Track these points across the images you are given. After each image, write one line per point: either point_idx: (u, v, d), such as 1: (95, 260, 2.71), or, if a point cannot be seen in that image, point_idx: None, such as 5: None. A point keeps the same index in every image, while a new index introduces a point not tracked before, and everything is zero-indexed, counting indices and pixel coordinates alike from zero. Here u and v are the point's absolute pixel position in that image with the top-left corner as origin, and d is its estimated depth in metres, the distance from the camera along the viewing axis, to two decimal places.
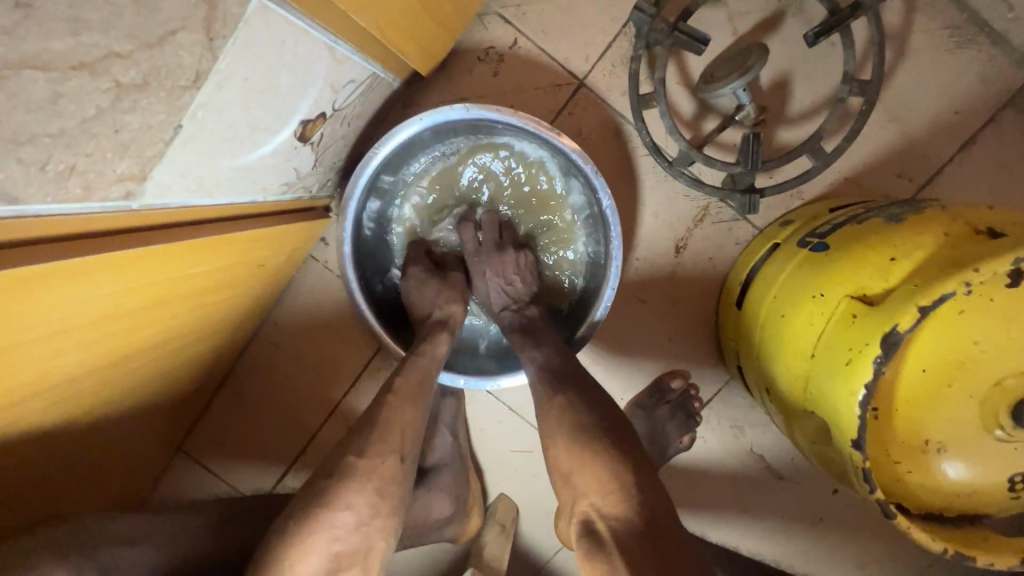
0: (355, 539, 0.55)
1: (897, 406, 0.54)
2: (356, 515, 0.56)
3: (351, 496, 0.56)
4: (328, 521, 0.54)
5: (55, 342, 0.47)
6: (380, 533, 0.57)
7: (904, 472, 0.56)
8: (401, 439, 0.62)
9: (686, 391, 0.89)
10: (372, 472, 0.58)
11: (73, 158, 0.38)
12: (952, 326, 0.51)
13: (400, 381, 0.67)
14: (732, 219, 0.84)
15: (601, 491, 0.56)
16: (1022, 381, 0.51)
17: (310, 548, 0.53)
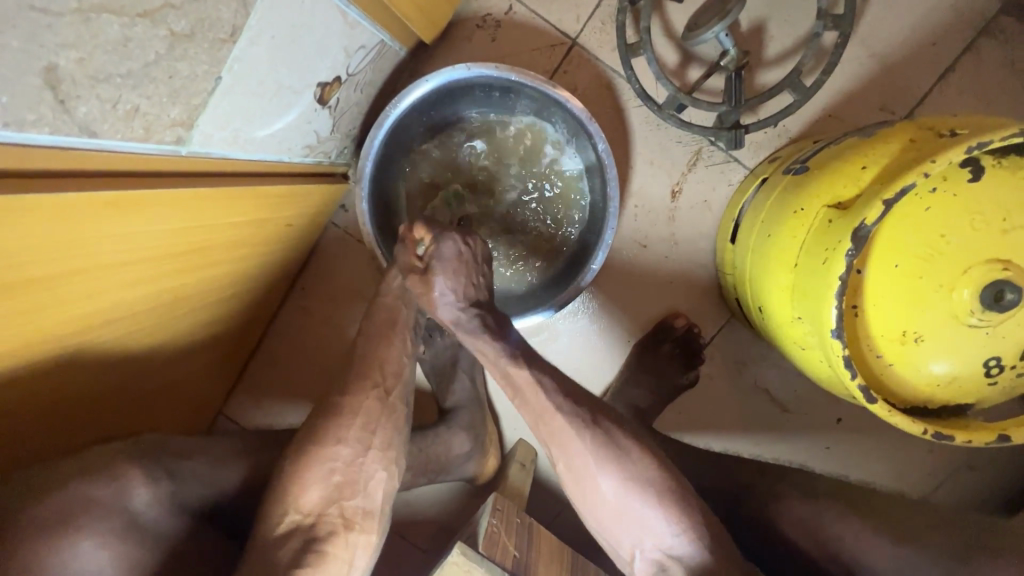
0: (352, 471, 0.61)
1: (875, 300, 0.58)
2: (350, 449, 0.62)
3: (343, 431, 0.62)
4: (325, 455, 0.60)
5: (126, 274, 0.55)
6: (377, 464, 0.63)
7: (886, 366, 0.60)
8: (382, 376, 0.67)
9: (690, 329, 0.94)
10: (360, 410, 0.64)
11: (138, 100, 0.46)
12: (920, 221, 0.56)
13: (369, 321, 0.71)
14: (724, 161, 0.89)
15: (661, 538, 0.59)
16: (987, 268, 0.55)
17: (308, 483, 0.59)
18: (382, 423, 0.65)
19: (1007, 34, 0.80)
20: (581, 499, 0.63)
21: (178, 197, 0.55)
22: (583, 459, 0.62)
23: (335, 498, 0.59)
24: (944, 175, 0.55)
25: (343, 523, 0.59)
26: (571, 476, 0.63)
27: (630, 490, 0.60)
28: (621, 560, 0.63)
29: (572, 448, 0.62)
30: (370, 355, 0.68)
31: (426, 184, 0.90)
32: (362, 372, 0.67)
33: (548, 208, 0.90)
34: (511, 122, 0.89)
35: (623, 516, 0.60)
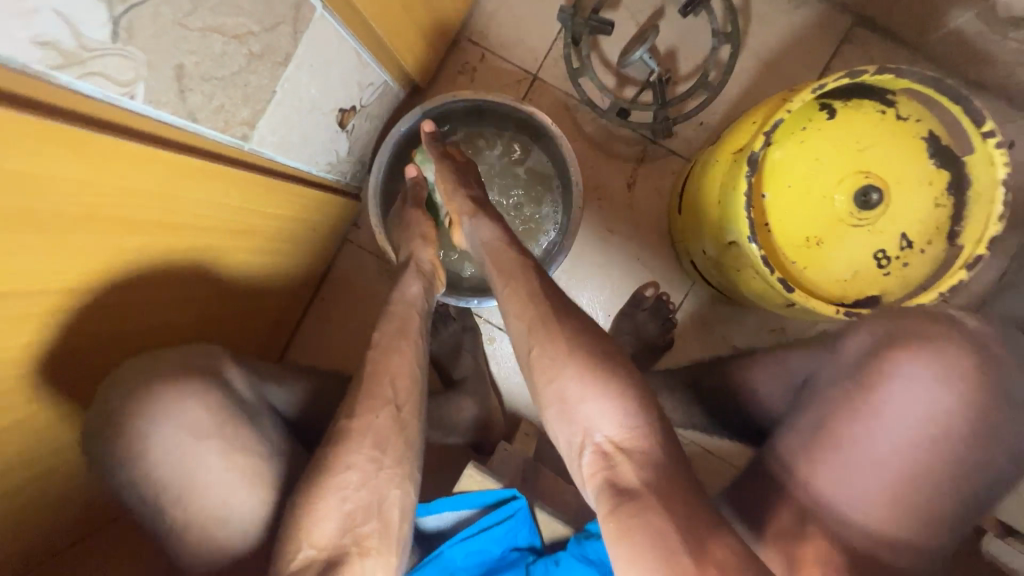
0: (365, 494, 0.64)
1: (779, 213, 0.75)
2: (360, 473, 0.65)
3: (352, 456, 0.65)
4: (337, 483, 0.64)
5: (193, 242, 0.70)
6: (390, 483, 0.66)
7: (798, 266, 0.76)
8: (391, 397, 0.70)
9: (658, 296, 1.08)
10: (370, 427, 0.67)
11: (224, 100, 0.65)
12: (798, 149, 0.75)
13: (379, 334, 0.76)
14: (666, 155, 1.09)
15: (615, 427, 0.59)
16: (853, 178, 0.73)
17: (323, 512, 0.62)
18: (394, 440, 0.68)
19: (864, 40, 1.05)
20: (539, 386, 0.65)
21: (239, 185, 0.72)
22: (553, 350, 0.64)
23: (347, 526, 0.62)
24: (809, 116, 0.75)
25: (357, 550, 0.62)
26: (539, 368, 0.65)
27: (590, 371, 0.62)
28: (570, 455, 0.61)
29: (541, 348, 0.66)
30: (380, 370, 0.71)
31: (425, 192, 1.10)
32: (384, 367, 0.72)
33: (524, 205, 1.10)
34: (486, 140, 1.10)
35: (579, 406, 0.61)
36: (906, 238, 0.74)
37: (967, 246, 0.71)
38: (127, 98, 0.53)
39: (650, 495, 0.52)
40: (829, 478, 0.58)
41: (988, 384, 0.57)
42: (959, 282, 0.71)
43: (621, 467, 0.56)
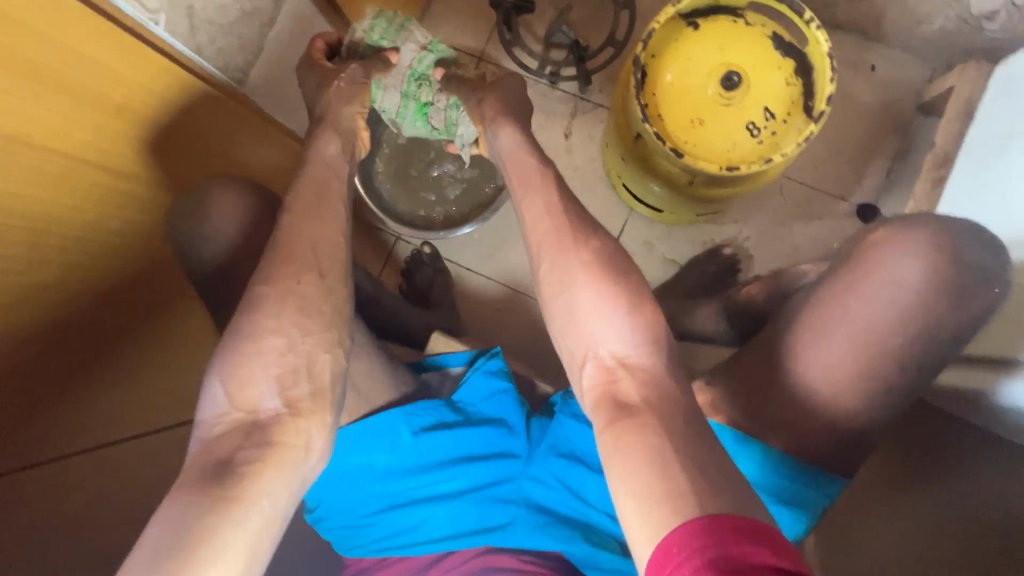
0: (290, 357, 0.65)
1: (664, 103, 0.95)
2: (284, 338, 0.65)
3: (272, 321, 0.66)
4: (255, 351, 0.65)
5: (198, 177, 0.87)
6: (319, 347, 0.67)
7: (687, 143, 0.94)
8: (311, 254, 0.71)
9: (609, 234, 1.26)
10: (289, 293, 0.68)
11: (221, 45, 0.86)
12: (671, 54, 0.95)
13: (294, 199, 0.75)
14: (594, 107, 1.30)
15: (621, 348, 0.63)
16: (716, 69, 0.93)
17: (248, 376, 0.64)
18: (318, 303, 0.69)
19: None
20: (545, 310, 0.69)
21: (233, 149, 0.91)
22: (568, 265, 0.67)
23: (279, 389, 0.64)
24: (679, 29, 0.96)
25: (290, 411, 0.64)
26: (551, 279, 0.67)
27: (594, 292, 0.65)
28: (571, 363, 0.66)
29: (554, 266, 0.68)
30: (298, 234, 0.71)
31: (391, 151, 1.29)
32: (297, 239, 0.71)
33: None
34: None
35: (586, 322, 0.64)
36: (769, 111, 0.93)
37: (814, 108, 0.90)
38: (153, 22, 0.74)
39: (650, 414, 0.58)
40: (807, 348, 0.75)
41: (948, 300, 0.71)
42: (811, 134, 0.89)
43: (620, 384, 0.61)
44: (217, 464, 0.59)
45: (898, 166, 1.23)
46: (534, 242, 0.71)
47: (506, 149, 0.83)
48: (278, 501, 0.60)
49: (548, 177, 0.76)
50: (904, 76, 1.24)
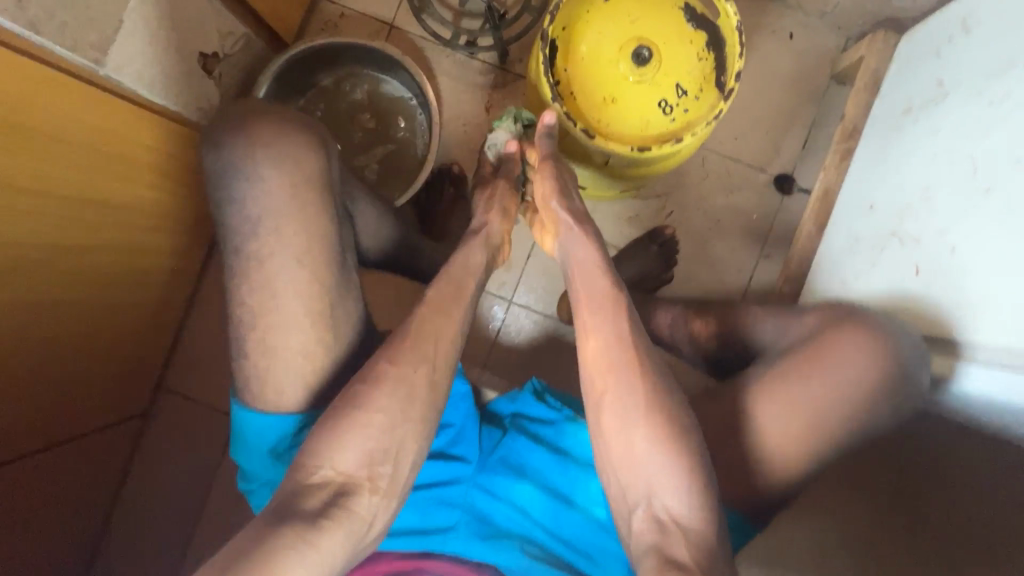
0: (386, 439, 0.69)
1: (576, 82, 0.91)
2: (386, 418, 0.69)
3: (379, 402, 0.69)
4: (362, 422, 0.68)
5: (264, 134, 0.70)
6: (409, 438, 0.70)
7: (602, 122, 0.91)
8: (433, 349, 0.74)
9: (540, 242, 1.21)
10: (411, 385, 0.71)
11: (65, 19, 0.73)
12: (580, 27, 0.91)
13: (435, 291, 0.79)
14: (516, 79, 1.24)
15: (676, 503, 0.64)
16: (627, 43, 0.90)
17: (346, 444, 0.67)
18: (416, 405, 0.71)
19: None
20: (601, 423, 0.68)
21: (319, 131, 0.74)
22: (631, 403, 0.67)
23: (365, 463, 0.67)
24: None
25: (369, 485, 0.67)
26: (613, 413, 0.67)
27: (660, 438, 0.65)
28: (623, 500, 0.67)
29: (620, 380, 0.68)
30: (427, 329, 0.75)
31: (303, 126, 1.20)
32: (421, 336, 0.74)
33: (398, 136, 1.23)
34: (356, 80, 1.21)
35: (649, 466, 0.65)
36: (681, 87, 0.91)
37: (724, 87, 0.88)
38: None
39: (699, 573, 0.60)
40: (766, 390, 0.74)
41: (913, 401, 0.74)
42: (720, 113, 0.89)
43: (669, 539, 0.63)
44: (299, 518, 0.63)
45: (813, 135, 1.25)
46: (588, 378, 0.70)
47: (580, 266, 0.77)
48: (333, 560, 0.63)
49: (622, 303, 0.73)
50: (820, 43, 1.24)
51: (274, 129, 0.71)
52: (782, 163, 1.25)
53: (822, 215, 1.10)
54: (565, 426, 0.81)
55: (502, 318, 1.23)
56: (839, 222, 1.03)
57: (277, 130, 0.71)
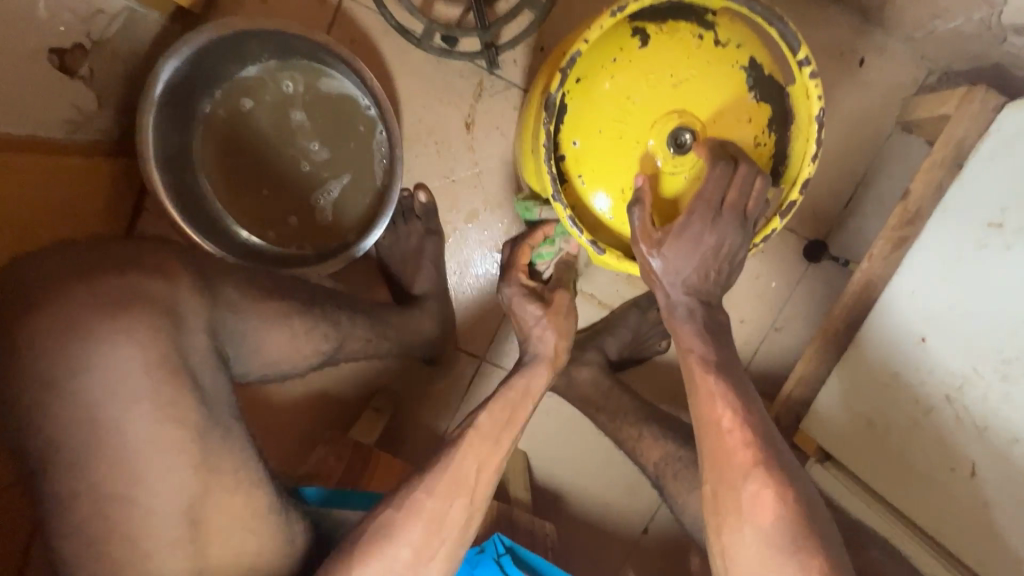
0: (410, 574, 0.54)
1: (587, 165, 0.68)
2: (415, 549, 0.54)
3: (410, 531, 0.55)
4: (390, 553, 0.54)
5: (94, 306, 0.48)
6: (439, 570, 0.55)
7: (616, 221, 0.69)
8: (474, 483, 0.59)
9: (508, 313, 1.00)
10: (443, 520, 0.56)
11: None
12: (599, 89, 0.66)
13: (486, 416, 0.66)
14: (505, 86, 0.95)
15: None
16: (664, 119, 0.65)
17: (368, 573, 0.52)
18: (450, 529, 0.56)
19: None
20: (737, 571, 0.49)
21: (172, 297, 0.52)
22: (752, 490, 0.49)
23: None
24: (618, 47, 0.65)
25: None
26: (724, 484, 0.50)
27: (781, 542, 0.47)
28: None
29: (743, 488, 0.50)
30: (462, 459, 0.60)
31: (221, 135, 0.88)
32: (461, 470, 0.59)
33: (348, 155, 0.89)
34: (291, 73, 0.87)
35: None
36: None
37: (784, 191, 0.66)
38: None
39: None
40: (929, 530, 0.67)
41: None
42: (774, 231, 0.67)
43: None
44: None
45: (860, 195, 1.01)
46: (706, 456, 0.52)
47: (695, 271, 0.61)
48: None
49: (749, 393, 0.55)
50: (894, 76, 0.98)
51: (111, 302, 0.49)
52: (815, 224, 1.04)
53: (857, 313, 0.90)
54: None
55: (472, 375, 1.00)
56: (844, 366, 0.83)
57: (100, 305, 0.48)
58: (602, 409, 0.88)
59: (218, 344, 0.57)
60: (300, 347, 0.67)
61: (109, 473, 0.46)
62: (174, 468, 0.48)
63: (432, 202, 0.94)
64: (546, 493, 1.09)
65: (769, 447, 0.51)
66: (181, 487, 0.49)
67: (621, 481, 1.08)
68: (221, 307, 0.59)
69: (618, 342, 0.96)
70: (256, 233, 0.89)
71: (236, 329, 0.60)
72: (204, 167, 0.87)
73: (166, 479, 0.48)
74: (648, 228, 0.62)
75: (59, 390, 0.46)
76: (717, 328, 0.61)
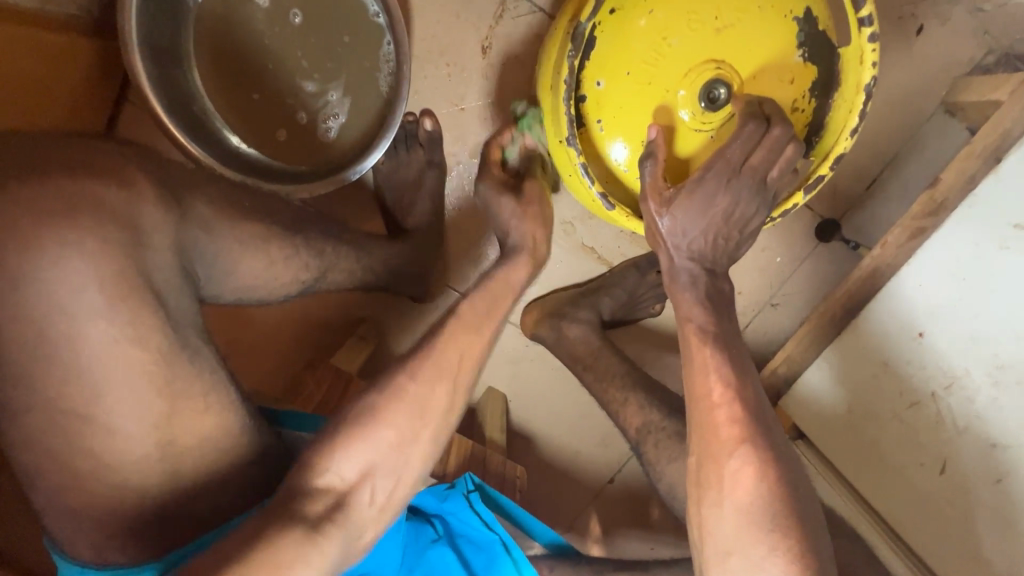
0: (393, 456, 0.53)
1: (607, 110, 0.63)
2: (397, 433, 0.53)
3: (392, 414, 0.53)
4: (372, 434, 0.52)
5: (54, 207, 0.44)
6: (419, 456, 0.55)
7: (630, 174, 0.65)
8: (456, 368, 0.58)
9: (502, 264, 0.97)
10: (425, 406, 0.55)
11: None
12: (631, 27, 0.60)
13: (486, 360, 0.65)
14: (530, 12, 0.88)
15: None
16: (698, 68, 0.60)
17: (352, 452, 0.51)
18: (432, 417, 0.55)
19: None
20: (710, 540, 0.48)
21: (134, 211, 0.48)
22: (737, 467, 0.48)
23: (368, 475, 0.51)
24: None
25: (367, 498, 0.51)
26: (710, 459, 0.49)
27: (761, 521, 0.46)
28: None
29: (728, 464, 0.49)
30: (446, 345, 0.58)
31: (211, 25, 0.80)
32: (443, 357, 0.58)
33: (350, 67, 0.82)
34: None
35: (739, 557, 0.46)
36: None
37: (815, 163, 0.62)
38: None
39: None
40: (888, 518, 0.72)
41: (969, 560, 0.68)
42: (793, 205, 0.63)
43: None
44: (300, 519, 0.47)
45: (887, 176, 0.96)
46: (696, 428, 0.51)
47: (707, 236, 0.58)
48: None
49: (746, 369, 0.53)
50: (950, 52, 0.91)
51: (82, 212, 0.45)
52: (833, 203, 1.00)
53: (860, 300, 0.87)
54: (498, 553, 0.70)
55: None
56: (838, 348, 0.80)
57: (41, 214, 0.44)
58: (590, 367, 0.87)
59: (189, 266, 0.54)
60: (279, 274, 0.65)
61: (71, 382, 0.45)
62: (141, 383, 0.47)
63: (437, 130, 0.87)
64: (521, 436, 1.11)
65: (758, 427, 0.49)
66: (144, 401, 0.47)
67: (594, 433, 1.10)
68: (192, 224, 0.55)
69: (613, 302, 0.95)
70: (250, 141, 0.83)
71: (211, 252, 0.57)
72: (190, 60, 0.80)
73: (132, 393, 0.46)
74: (658, 183, 0.58)
75: (19, 288, 0.43)
76: (720, 298, 0.58)
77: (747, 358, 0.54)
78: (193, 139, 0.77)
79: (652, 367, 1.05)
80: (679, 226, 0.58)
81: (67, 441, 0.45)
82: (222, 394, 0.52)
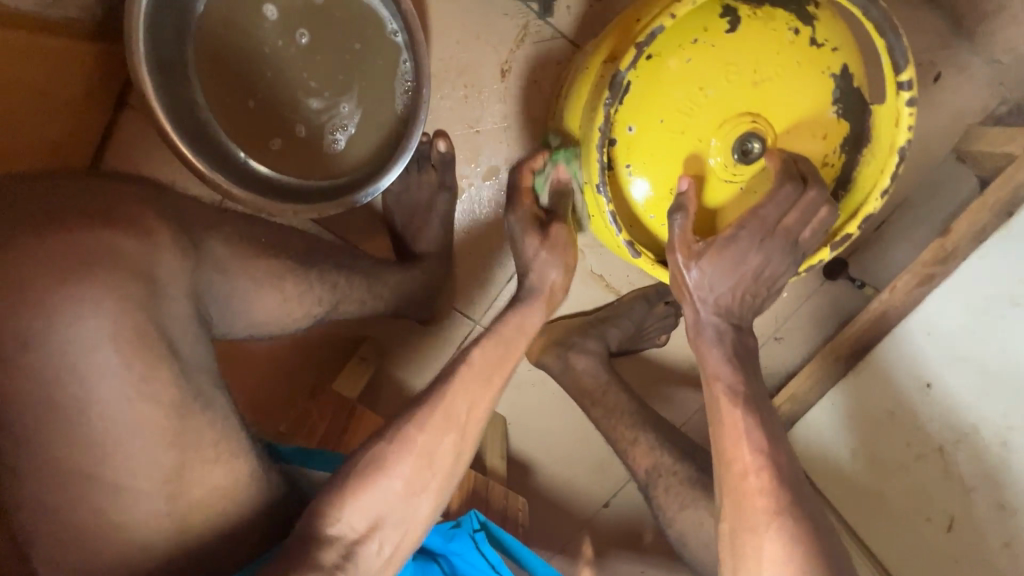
0: (400, 507, 0.52)
1: (638, 155, 0.62)
2: (405, 484, 0.52)
3: (399, 465, 0.52)
4: (380, 484, 0.51)
5: (64, 259, 0.42)
6: (428, 506, 0.53)
7: (656, 220, 0.64)
8: (464, 422, 0.57)
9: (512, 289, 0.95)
10: (434, 457, 0.54)
11: None
12: (669, 74, 0.58)
13: None
14: (552, 37, 0.86)
15: None
16: (734, 120, 0.58)
17: (361, 502, 0.50)
18: (440, 468, 0.54)
19: None
20: None
21: (147, 259, 0.46)
22: (771, 537, 0.47)
23: (377, 526, 0.50)
24: (704, 26, 0.57)
25: (374, 548, 0.50)
26: (743, 526, 0.49)
27: None
28: None
29: (761, 534, 0.48)
30: (456, 396, 0.57)
31: (222, 34, 0.76)
32: (453, 405, 0.56)
33: (367, 85, 0.79)
34: None
35: None
36: None
37: (843, 220, 0.61)
38: None
39: None
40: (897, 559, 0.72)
41: None
42: (819, 260, 0.62)
43: None
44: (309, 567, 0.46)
45: (896, 219, 0.96)
46: (728, 492, 0.51)
47: (737, 292, 0.57)
48: None
49: (775, 433, 0.52)
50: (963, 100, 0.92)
51: (95, 262, 0.43)
52: None
53: None
54: None
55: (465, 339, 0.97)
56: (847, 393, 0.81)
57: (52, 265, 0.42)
58: (600, 402, 0.86)
59: (200, 309, 0.51)
60: (289, 308, 0.62)
61: (79, 438, 0.42)
62: (154, 439, 0.44)
63: (451, 152, 0.84)
64: (520, 461, 1.10)
65: (791, 496, 0.49)
66: (157, 457, 0.44)
67: (594, 459, 1.10)
68: (204, 263, 0.53)
69: (621, 333, 0.93)
70: (257, 156, 0.79)
71: (222, 291, 0.55)
72: (199, 70, 0.76)
73: (144, 450, 0.44)
74: (689, 236, 0.56)
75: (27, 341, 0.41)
76: (747, 355, 0.57)
77: (776, 419, 0.54)
78: (202, 155, 0.73)
79: (655, 397, 1.05)
80: (709, 281, 0.56)
81: (73, 499, 0.43)
82: (235, 443, 0.50)
